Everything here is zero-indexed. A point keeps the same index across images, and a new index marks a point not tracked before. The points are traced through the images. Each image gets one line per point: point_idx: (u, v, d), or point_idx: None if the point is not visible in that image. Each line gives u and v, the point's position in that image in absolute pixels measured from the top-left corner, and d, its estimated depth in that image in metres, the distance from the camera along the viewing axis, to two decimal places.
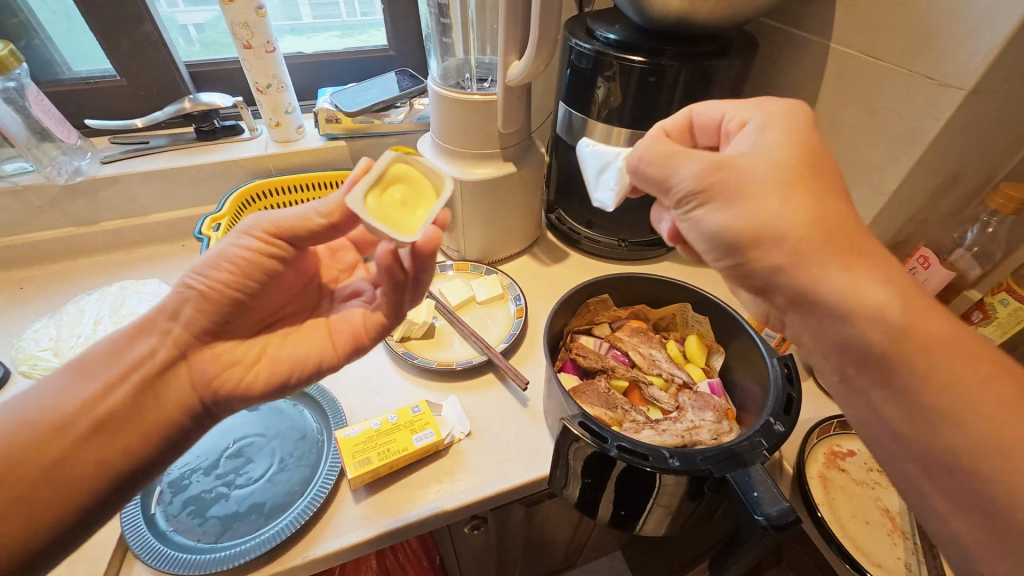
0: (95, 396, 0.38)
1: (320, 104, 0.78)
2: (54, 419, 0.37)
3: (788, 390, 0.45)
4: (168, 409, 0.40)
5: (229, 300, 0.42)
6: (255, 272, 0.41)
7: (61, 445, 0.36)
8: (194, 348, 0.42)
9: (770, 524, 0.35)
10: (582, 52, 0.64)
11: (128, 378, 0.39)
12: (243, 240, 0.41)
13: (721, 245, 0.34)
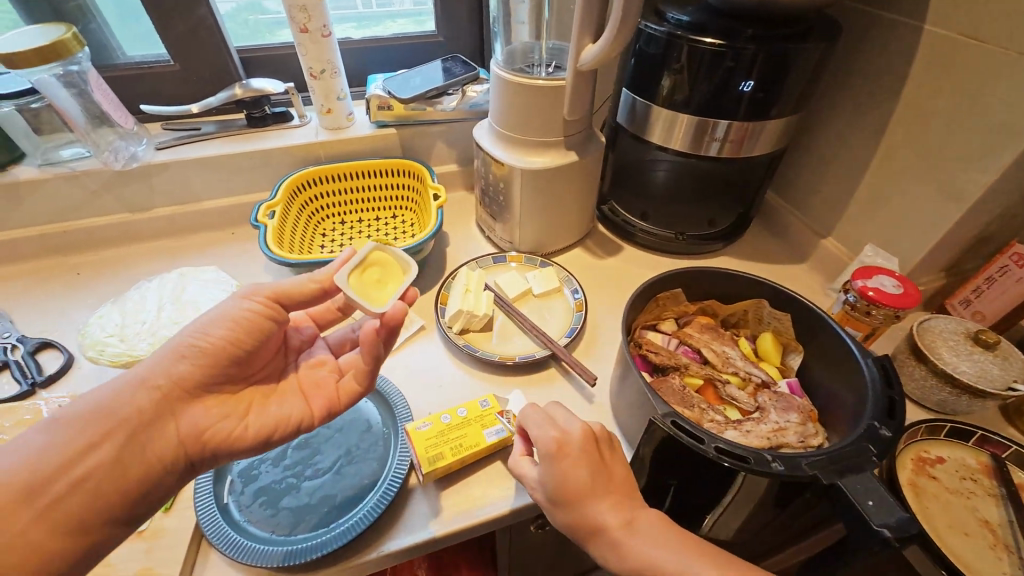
0: (77, 449, 0.36)
1: (371, 90, 0.77)
2: (40, 476, 0.35)
3: (888, 392, 0.43)
4: (148, 465, 0.38)
5: (210, 358, 0.42)
6: (240, 333, 0.43)
7: (57, 490, 0.35)
8: (181, 404, 0.41)
9: (892, 536, 0.33)
10: (652, 35, 0.62)
11: (95, 432, 0.37)
12: (238, 300, 0.44)
13: (546, 498, 0.40)
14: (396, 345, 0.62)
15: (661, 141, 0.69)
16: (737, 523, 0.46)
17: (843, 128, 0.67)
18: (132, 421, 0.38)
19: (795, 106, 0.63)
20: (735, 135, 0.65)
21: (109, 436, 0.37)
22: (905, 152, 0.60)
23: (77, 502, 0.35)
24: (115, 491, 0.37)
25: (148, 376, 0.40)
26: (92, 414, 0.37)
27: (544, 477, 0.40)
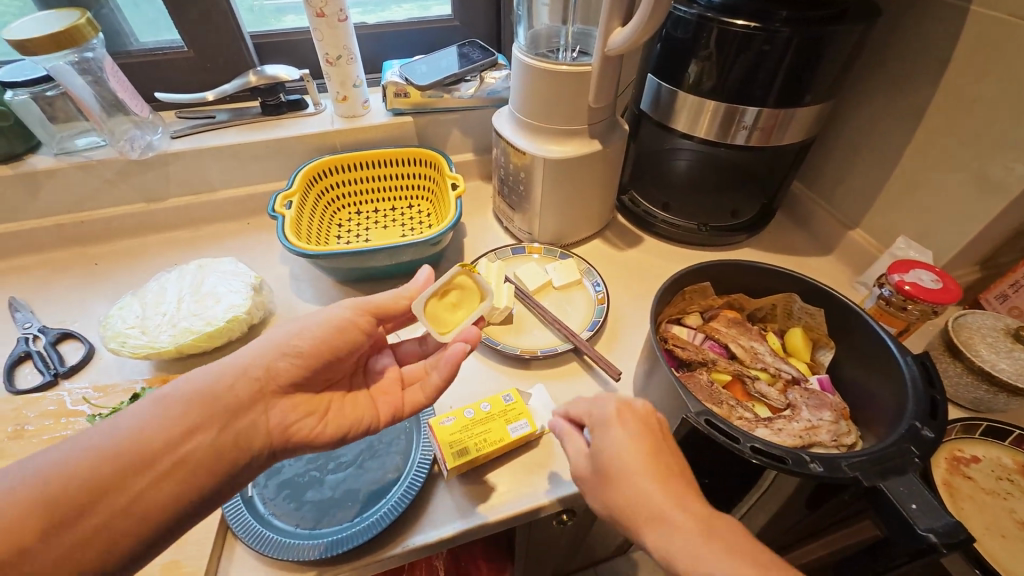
0: (180, 433, 0.35)
1: (387, 77, 0.75)
2: (147, 449, 0.34)
3: (930, 392, 0.41)
4: (241, 450, 0.38)
5: (307, 357, 0.42)
6: (341, 334, 0.44)
7: (164, 463, 0.34)
8: (271, 397, 0.41)
9: (939, 541, 0.32)
10: (681, 18, 0.59)
11: (197, 417, 0.36)
12: (340, 307, 0.46)
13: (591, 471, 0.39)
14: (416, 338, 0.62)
15: (686, 128, 0.67)
16: (765, 520, 0.45)
17: (877, 115, 0.65)
18: (231, 410, 0.38)
19: (829, 92, 0.61)
20: (765, 123, 0.62)
21: (206, 425, 0.36)
22: (944, 141, 0.58)
23: (170, 489, 0.34)
24: (204, 487, 0.36)
25: (250, 366, 0.40)
26: (191, 398, 0.37)
27: (609, 445, 0.38)
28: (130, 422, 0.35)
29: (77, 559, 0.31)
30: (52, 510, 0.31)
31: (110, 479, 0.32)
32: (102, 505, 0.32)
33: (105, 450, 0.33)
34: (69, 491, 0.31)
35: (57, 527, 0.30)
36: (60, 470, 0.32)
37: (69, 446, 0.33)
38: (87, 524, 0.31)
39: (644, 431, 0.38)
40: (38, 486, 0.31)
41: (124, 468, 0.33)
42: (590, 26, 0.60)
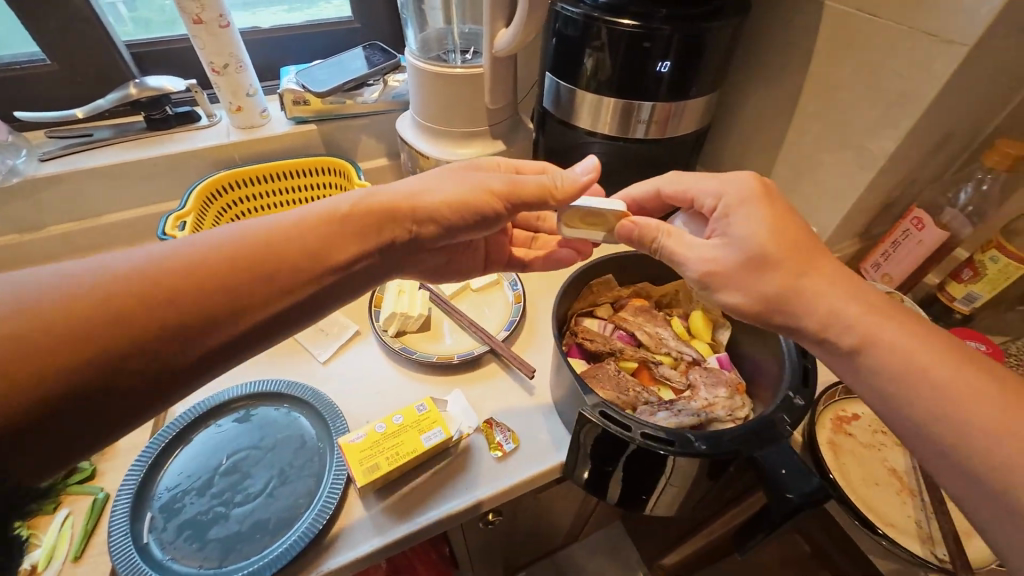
0: (332, 261, 0.38)
1: (284, 84, 0.72)
2: (310, 257, 0.37)
3: (803, 361, 0.45)
4: (369, 274, 0.42)
5: (464, 219, 0.44)
6: (490, 207, 0.44)
7: (319, 272, 0.38)
8: (421, 237, 0.44)
9: (802, 500, 0.35)
10: (569, 17, 0.60)
11: (340, 245, 0.39)
12: (492, 176, 0.45)
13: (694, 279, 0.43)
14: (331, 354, 0.60)
15: (588, 125, 0.68)
16: (676, 500, 0.47)
17: (761, 103, 0.69)
18: (364, 254, 0.40)
19: (714, 84, 0.64)
20: (659, 116, 0.65)
21: (347, 266, 0.39)
22: (816, 125, 0.63)
23: (288, 309, 0.36)
24: (318, 310, 0.39)
25: (391, 208, 0.42)
26: (328, 228, 0.38)
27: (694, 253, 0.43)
28: (261, 237, 0.36)
29: (232, 335, 0.34)
30: (193, 309, 0.32)
31: (274, 265, 0.35)
32: (269, 295, 0.35)
33: (239, 258, 0.34)
34: (211, 296, 0.32)
35: (199, 325, 0.32)
36: (188, 267, 0.32)
37: (195, 248, 0.34)
38: (220, 328, 0.33)
39: (755, 301, 0.40)
40: (178, 278, 0.32)
41: (258, 283, 0.34)
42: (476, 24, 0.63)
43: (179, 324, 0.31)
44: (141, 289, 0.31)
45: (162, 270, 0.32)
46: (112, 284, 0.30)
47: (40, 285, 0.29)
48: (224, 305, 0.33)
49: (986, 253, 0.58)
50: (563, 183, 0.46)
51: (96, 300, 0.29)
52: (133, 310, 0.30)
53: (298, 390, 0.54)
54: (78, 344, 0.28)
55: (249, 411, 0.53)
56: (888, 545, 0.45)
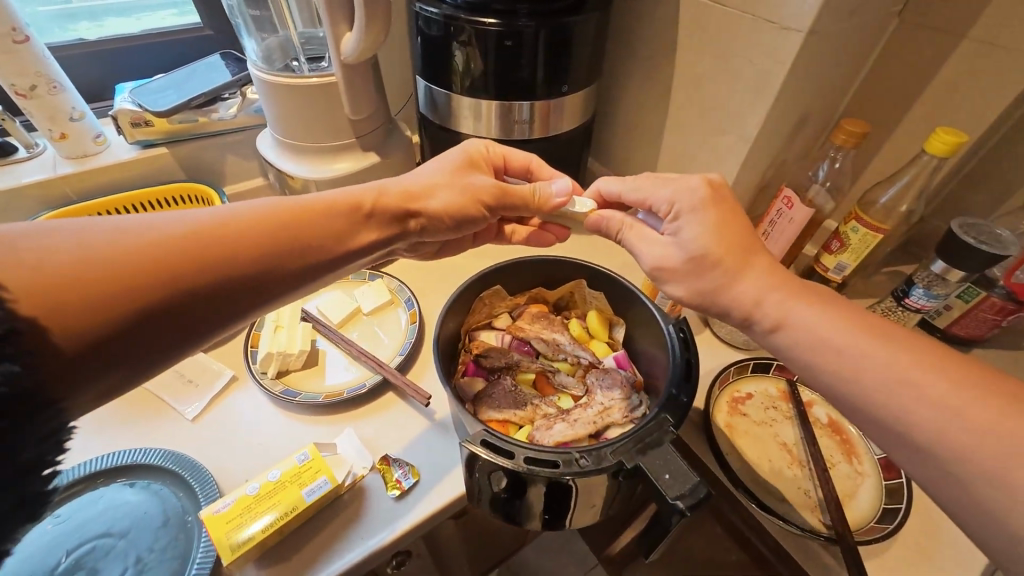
0: (349, 243, 0.44)
1: (117, 104, 0.63)
2: (331, 236, 0.42)
3: (685, 355, 0.45)
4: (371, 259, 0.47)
5: (455, 218, 0.49)
6: (480, 206, 0.50)
7: (330, 251, 0.42)
8: (431, 225, 0.49)
9: (684, 505, 0.34)
10: (429, 17, 0.57)
11: (358, 230, 0.44)
12: (483, 180, 0.50)
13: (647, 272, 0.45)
14: (202, 409, 0.53)
15: (470, 130, 0.65)
16: (584, 518, 0.45)
17: (638, 95, 0.69)
18: (374, 240, 0.46)
19: (588, 78, 0.63)
20: (538, 115, 0.63)
21: (361, 248, 0.45)
22: (687, 115, 0.64)
23: (299, 287, 0.41)
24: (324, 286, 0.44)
25: (400, 197, 0.47)
26: (348, 214, 0.44)
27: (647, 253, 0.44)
28: (289, 217, 0.40)
29: (241, 303, 0.37)
30: (226, 279, 0.36)
31: (293, 242, 0.40)
32: (280, 269, 0.39)
33: (272, 235, 0.39)
34: (238, 266, 0.37)
35: (225, 293, 0.36)
36: (222, 234, 0.36)
37: (231, 221, 0.37)
38: (244, 297, 0.37)
39: (693, 297, 0.41)
40: (211, 248, 0.35)
41: (282, 260, 0.39)
42: (314, 27, 0.61)
43: (207, 286, 0.35)
44: (181, 253, 0.34)
45: (201, 239, 0.35)
46: (154, 245, 0.33)
47: (106, 238, 0.33)
48: (251, 272, 0.37)
49: (848, 224, 0.61)
50: (540, 194, 0.51)
51: (144, 261, 0.33)
52: (175, 273, 0.34)
53: (157, 459, 0.47)
54: (130, 297, 0.32)
55: (96, 492, 0.46)
56: (781, 521, 0.46)
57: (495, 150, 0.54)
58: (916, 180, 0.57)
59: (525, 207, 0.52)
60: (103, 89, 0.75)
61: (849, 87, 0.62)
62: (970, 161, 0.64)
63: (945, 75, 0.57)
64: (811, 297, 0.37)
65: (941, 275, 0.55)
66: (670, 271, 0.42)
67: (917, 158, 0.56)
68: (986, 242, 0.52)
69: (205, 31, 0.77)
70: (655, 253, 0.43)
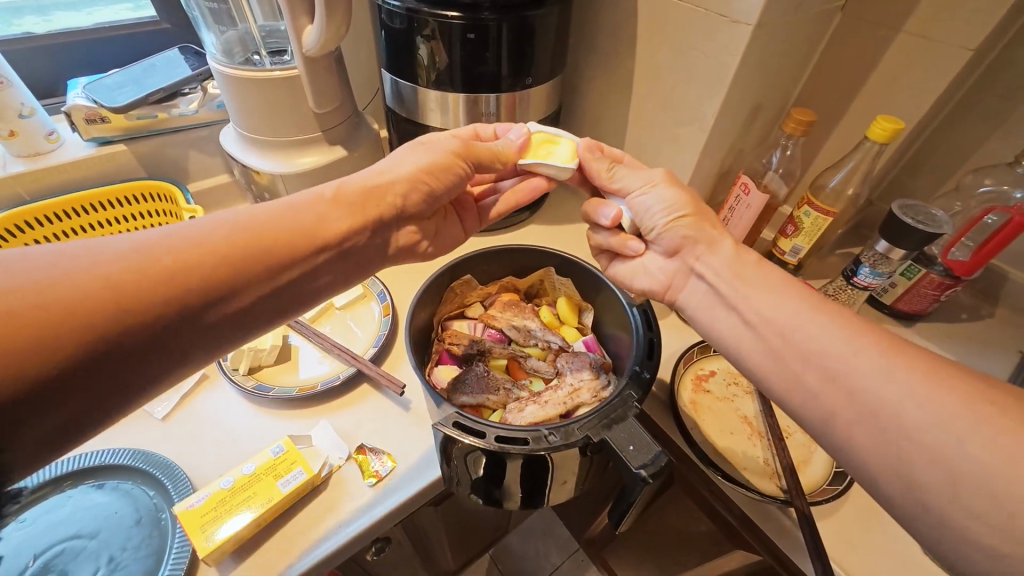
0: (327, 237, 0.39)
1: (70, 100, 0.61)
2: (308, 230, 0.38)
3: (648, 334, 0.48)
4: (359, 252, 0.42)
5: (430, 187, 0.47)
6: (453, 171, 0.47)
7: (311, 248, 0.38)
8: (410, 203, 0.46)
9: (647, 474, 0.36)
10: (392, 10, 0.57)
11: (330, 220, 0.39)
12: (448, 139, 0.48)
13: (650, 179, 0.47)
14: (171, 408, 0.53)
15: (438, 123, 0.66)
16: (558, 495, 0.47)
17: (603, 87, 0.71)
18: (357, 230, 0.41)
19: (551, 71, 0.65)
20: (505, 106, 0.64)
21: (343, 243, 0.40)
22: (648, 107, 0.66)
23: (283, 289, 0.37)
24: (311, 295, 0.39)
25: (368, 186, 0.43)
26: (314, 207, 0.39)
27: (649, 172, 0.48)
28: (248, 222, 0.36)
29: (220, 314, 0.33)
30: (186, 297, 0.31)
31: (266, 242, 0.35)
32: (256, 273, 0.35)
33: (232, 237, 0.34)
34: (201, 277, 0.32)
35: (191, 308, 0.32)
36: (182, 248, 0.32)
37: (182, 233, 0.33)
38: (219, 308, 0.33)
39: (686, 201, 0.46)
40: (161, 265, 0.31)
41: (250, 261, 0.34)
42: (276, 21, 0.61)
43: (177, 300, 0.31)
44: (129, 274, 0.30)
45: (149, 255, 0.31)
46: (109, 269, 0.29)
47: (33, 270, 0.28)
48: (223, 277, 0.33)
49: (801, 208, 0.64)
50: (504, 150, 0.50)
51: (87, 288, 0.28)
52: (125, 296, 0.29)
53: (128, 456, 0.47)
54: (80, 331, 0.27)
55: (63, 494, 0.45)
56: (741, 488, 0.49)
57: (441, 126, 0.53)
58: (861, 165, 0.60)
59: (493, 166, 0.50)
60: (54, 84, 0.72)
61: (799, 77, 0.66)
62: (912, 147, 0.69)
63: (884, 66, 0.60)
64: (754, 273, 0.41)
65: (885, 254, 0.59)
66: (672, 179, 0.47)
67: (861, 144, 0.60)
68: (922, 222, 0.56)
69: (163, 25, 0.75)
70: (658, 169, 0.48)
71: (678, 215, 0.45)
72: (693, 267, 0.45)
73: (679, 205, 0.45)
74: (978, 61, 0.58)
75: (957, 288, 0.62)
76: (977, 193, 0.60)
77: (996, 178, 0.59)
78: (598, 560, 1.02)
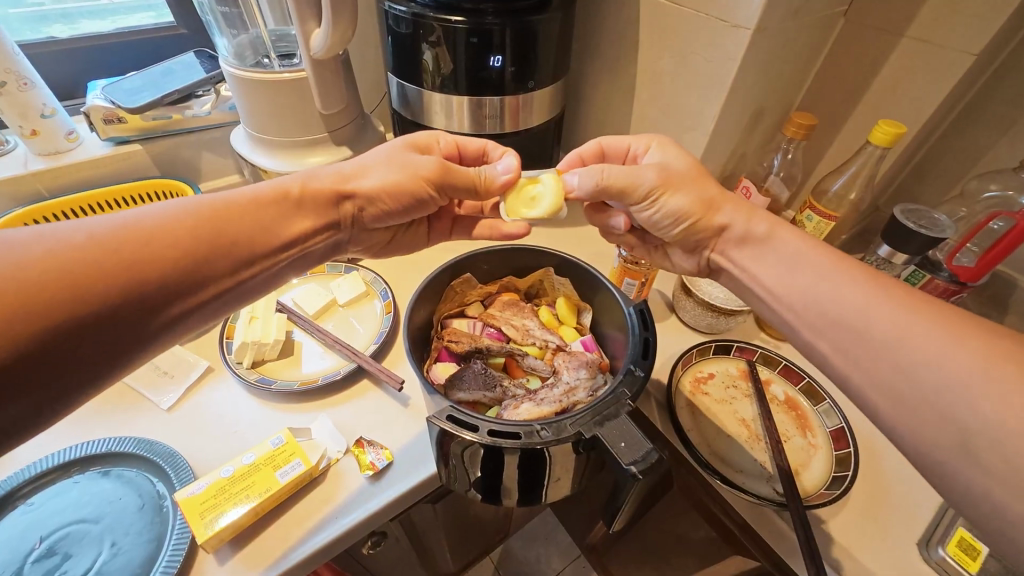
0: (284, 234, 0.41)
1: (89, 101, 0.63)
2: (264, 235, 0.39)
3: (643, 333, 0.48)
4: (308, 249, 0.44)
5: (395, 197, 0.46)
6: (419, 194, 0.47)
7: (264, 251, 0.39)
8: (366, 210, 0.47)
9: (637, 470, 0.36)
10: (399, 15, 0.58)
11: (288, 217, 0.41)
12: (425, 160, 0.47)
13: (654, 187, 0.44)
14: (177, 399, 0.54)
15: (442, 126, 0.67)
16: (553, 493, 0.47)
17: (605, 91, 0.72)
18: (309, 232, 0.43)
19: (554, 75, 0.66)
20: (508, 110, 0.65)
21: (299, 238, 0.42)
22: (651, 111, 0.66)
23: (232, 291, 0.38)
24: (262, 286, 0.41)
25: (328, 188, 0.44)
26: (275, 202, 0.41)
27: (648, 177, 0.44)
28: (207, 215, 0.36)
29: (173, 316, 0.34)
30: (141, 300, 0.32)
31: (221, 244, 0.36)
32: (212, 277, 0.36)
33: (193, 229, 0.35)
34: (162, 272, 0.33)
35: (151, 302, 0.33)
36: (137, 249, 0.32)
37: (130, 234, 0.32)
38: (173, 309, 0.34)
39: (695, 206, 0.44)
40: (116, 266, 0.31)
41: (205, 266, 0.35)
42: (285, 25, 0.63)
43: (128, 303, 0.32)
44: (81, 276, 0.30)
45: (95, 257, 0.31)
46: (59, 269, 0.29)
47: None
48: (178, 281, 0.34)
49: (804, 212, 0.64)
50: (484, 177, 0.49)
51: (44, 278, 0.29)
52: (73, 300, 0.29)
53: (132, 445, 0.48)
54: (39, 321, 0.28)
55: (69, 480, 0.46)
56: (738, 491, 0.48)
57: (440, 141, 0.53)
58: (863, 170, 0.60)
59: (471, 191, 0.49)
60: (75, 87, 0.75)
61: (801, 82, 0.66)
62: (917, 153, 0.68)
63: (888, 70, 0.61)
64: (766, 273, 0.42)
65: (887, 258, 0.59)
66: (672, 184, 0.44)
67: (864, 148, 0.60)
68: (925, 226, 0.56)
69: (179, 30, 0.78)
70: (654, 174, 0.44)
71: (683, 226, 0.45)
72: (712, 255, 0.47)
73: (686, 214, 0.44)
74: (984, 65, 0.58)
75: (963, 294, 0.61)
76: (982, 198, 0.60)
77: (1002, 183, 0.59)
78: (598, 565, 1.01)
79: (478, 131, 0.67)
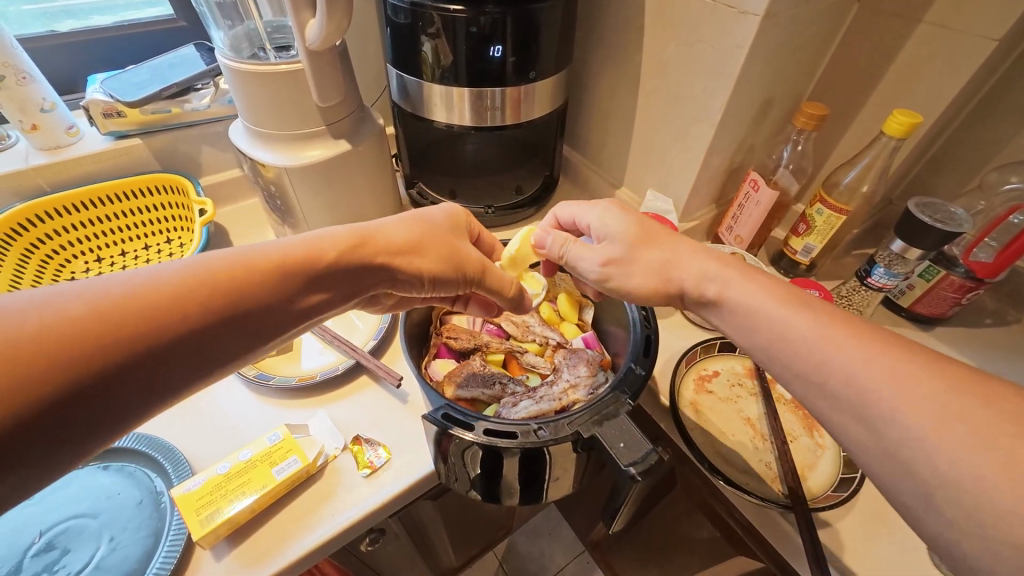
0: (310, 304, 0.36)
1: (89, 94, 0.63)
2: (288, 303, 0.34)
3: (646, 330, 0.47)
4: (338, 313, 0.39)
5: (432, 283, 0.44)
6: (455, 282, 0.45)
7: (285, 318, 0.34)
8: (408, 283, 0.43)
9: (636, 471, 0.35)
10: (397, 6, 0.57)
11: (322, 285, 0.36)
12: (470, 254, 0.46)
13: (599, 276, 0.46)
14: None
15: (442, 118, 0.66)
16: (551, 493, 0.46)
17: (609, 82, 0.70)
18: (337, 297, 0.38)
19: (557, 66, 0.64)
20: (510, 101, 0.64)
21: (316, 305, 0.36)
22: (655, 103, 0.65)
23: (242, 360, 0.33)
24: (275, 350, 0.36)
25: (375, 257, 0.39)
26: (311, 268, 0.35)
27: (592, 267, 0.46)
28: (224, 289, 0.31)
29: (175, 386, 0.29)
30: (142, 370, 0.28)
31: (242, 314, 0.31)
32: (223, 347, 0.31)
33: (212, 299, 0.30)
34: (169, 342, 0.28)
35: (146, 376, 0.28)
36: (149, 316, 0.28)
37: (149, 298, 0.28)
38: (177, 381, 0.29)
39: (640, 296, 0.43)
40: (122, 334, 0.27)
41: (220, 338, 0.30)
42: (282, 17, 0.62)
43: (123, 371, 0.27)
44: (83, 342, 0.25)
45: (103, 322, 0.26)
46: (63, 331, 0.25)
47: None
48: (186, 352, 0.29)
49: (814, 206, 0.62)
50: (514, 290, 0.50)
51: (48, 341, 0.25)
52: (70, 365, 0.25)
53: (131, 441, 0.48)
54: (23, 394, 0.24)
55: (69, 475, 0.46)
56: (743, 493, 0.48)
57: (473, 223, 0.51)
58: (876, 161, 0.58)
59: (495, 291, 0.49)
60: (76, 81, 0.75)
61: (813, 71, 0.63)
62: (934, 144, 0.66)
63: (905, 56, 0.58)
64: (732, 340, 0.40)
65: (900, 254, 0.57)
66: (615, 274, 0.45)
67: (877, 139, 0.58)
68: (941, 220, 0.54)
69: (179, 23, 0.77)
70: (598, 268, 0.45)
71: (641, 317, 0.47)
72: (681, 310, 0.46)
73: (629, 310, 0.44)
74: (1007, 51, 0.55)
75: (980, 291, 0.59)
76: (1002, 191, 0.58)
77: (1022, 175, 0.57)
78: (601, 561, 1.01)
79: (480, 123, 0.65)
